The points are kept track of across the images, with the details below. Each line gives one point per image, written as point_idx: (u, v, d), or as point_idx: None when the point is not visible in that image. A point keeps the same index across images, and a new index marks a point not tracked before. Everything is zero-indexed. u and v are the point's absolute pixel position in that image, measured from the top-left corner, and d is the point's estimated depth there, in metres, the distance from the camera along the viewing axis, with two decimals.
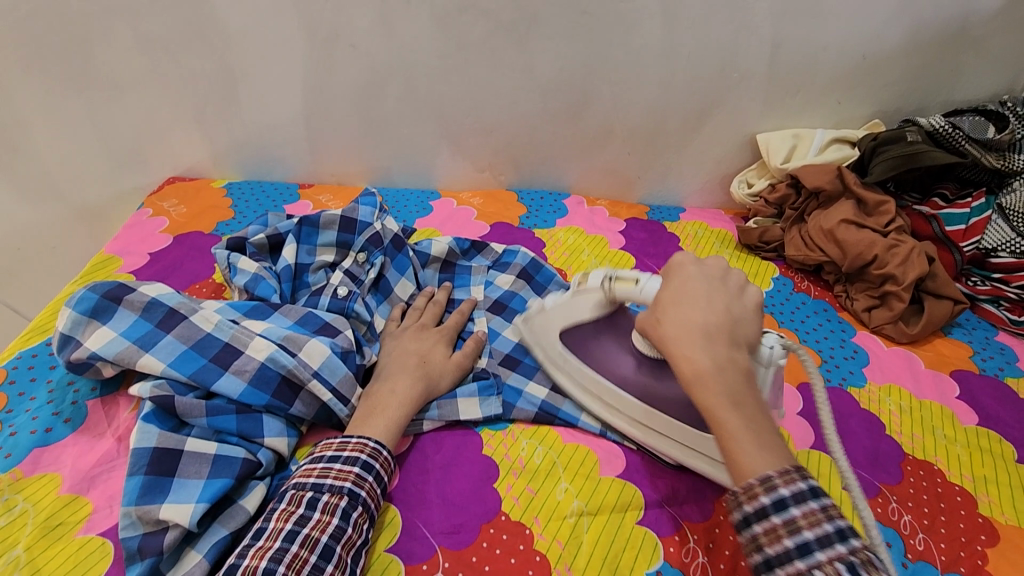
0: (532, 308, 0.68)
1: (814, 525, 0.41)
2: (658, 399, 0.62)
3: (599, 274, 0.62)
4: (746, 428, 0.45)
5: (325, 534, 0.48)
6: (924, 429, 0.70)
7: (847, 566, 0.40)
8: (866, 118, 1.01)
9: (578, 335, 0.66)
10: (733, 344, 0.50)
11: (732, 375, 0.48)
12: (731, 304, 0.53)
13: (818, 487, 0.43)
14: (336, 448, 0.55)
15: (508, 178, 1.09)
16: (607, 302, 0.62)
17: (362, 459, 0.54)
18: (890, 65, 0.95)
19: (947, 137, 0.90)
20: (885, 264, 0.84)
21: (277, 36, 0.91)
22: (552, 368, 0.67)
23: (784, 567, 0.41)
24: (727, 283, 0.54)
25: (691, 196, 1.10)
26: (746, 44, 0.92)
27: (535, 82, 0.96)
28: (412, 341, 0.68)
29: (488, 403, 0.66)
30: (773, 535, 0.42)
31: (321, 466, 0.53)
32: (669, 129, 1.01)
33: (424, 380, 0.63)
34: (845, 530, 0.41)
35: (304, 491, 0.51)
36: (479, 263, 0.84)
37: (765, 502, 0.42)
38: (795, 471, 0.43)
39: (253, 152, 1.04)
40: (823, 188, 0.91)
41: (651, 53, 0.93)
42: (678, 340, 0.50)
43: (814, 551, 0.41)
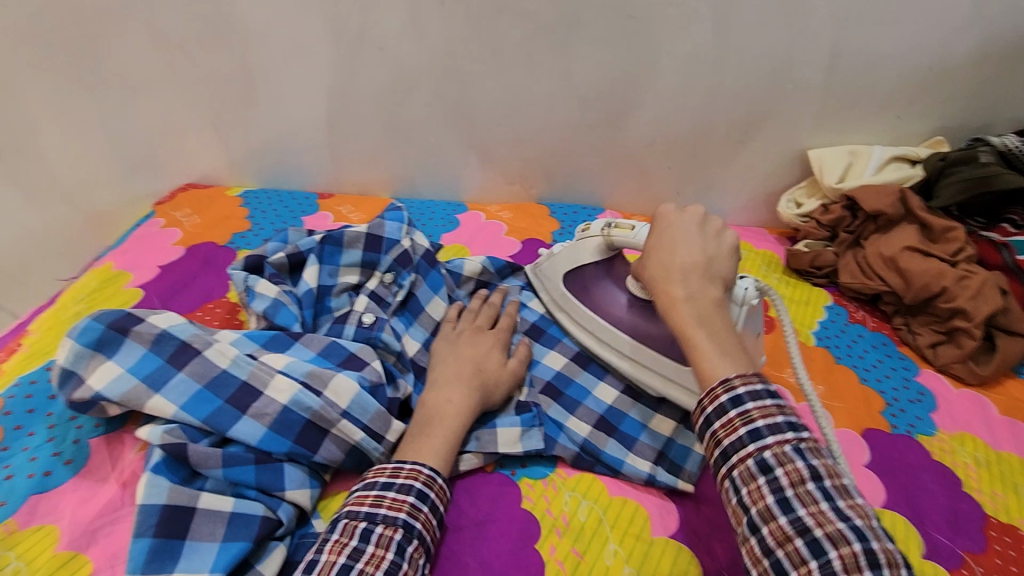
0: (543, 256, 0.78)
1: (768, 416, 0.43)
2: (646, 334, 0.66)
3: (599, 223, 0.71)
4: (717, 347, 0.47)
5: (380, 569, 0.43)
6: (1005, 486, 0.64)
7: (794, 448, 0.42)
8: (927, 134, 0.94)
9: (579, 279, 0.72)
10: (708, 280, 0.52)
11: (703, 302, 0.50)
12: (709, 245, 0.54)
13: (733, 381, 0.45)
14: (389, 475, 0.50)
15: (538, 191, 1.02)
16: (604, 248, 0.70)
17: (416, 488, 0.49)
18: (958, 78, 0.88)
19: (1021, 157, 0.83)
20: (955, 297, 0.77)
21: (299, 37, 0.85)
22: (557, 308, 0.74)
23: (737, 453, 0.43)
24: (708, 227, 0.56)
25: (733, 214, 1.03)
26: (804, 53, 0.85)
27: (572, 91, 0.90)
28: (466, 345, 0.65)
29: (529, 436, 0.61)
30: (730, 427, 0.44)
31: (373, 494, 0.48)
32: (713, 142, 0.95)
33: (456, 411, 0.56)
34: (797, 423, 0.43)
35: (356, 521, 0.46)
36: (512, 284, 0.80)
37: (723, 401, 0.44)
38: (755, 376, 0.45)
39: (271, 158, 0.99)
40: (883, 212, 0.84)
41: (700, 61, 0.86)
42: (654, 278, 0.53)
43: (764, 436, 0.43)
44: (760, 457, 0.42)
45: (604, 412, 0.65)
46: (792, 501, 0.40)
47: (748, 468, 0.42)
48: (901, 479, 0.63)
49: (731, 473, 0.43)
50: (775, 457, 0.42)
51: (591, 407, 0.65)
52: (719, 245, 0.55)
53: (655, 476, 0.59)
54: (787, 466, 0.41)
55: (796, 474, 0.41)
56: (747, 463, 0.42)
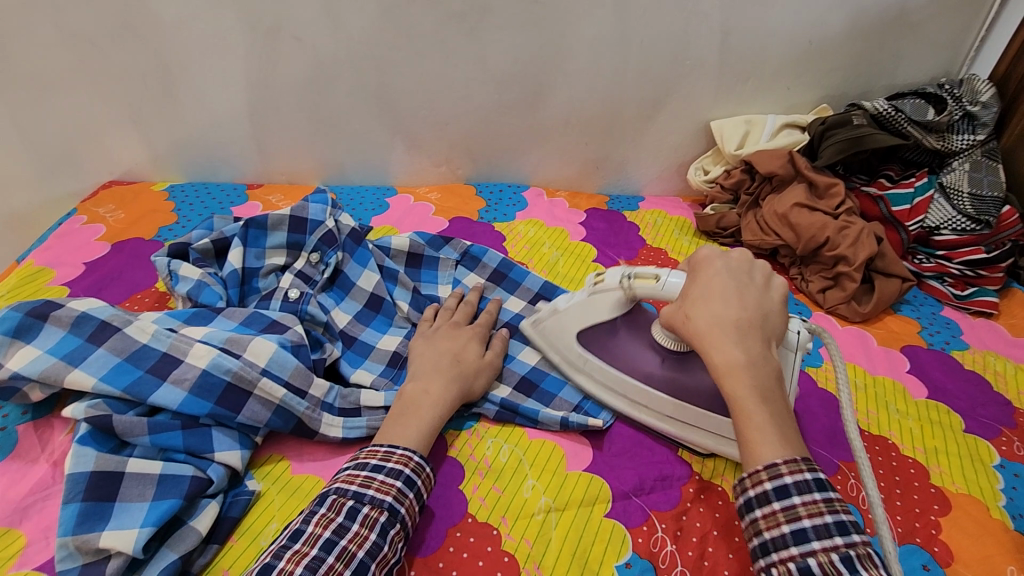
0: (541, 311, 0.69)
1: (815, 515, 0.44)
2: (689, 391, 0.62)
3: (615, 274, 0.64)
4: (772, 424, 0.48)
5: (362, 549, 0.46)
6: (879, 405, 0.72)
7: (841, 557, 0.42)
8: (815, 102, 1.03)
9: (596, 337, 0.66)
10: (762, 339, 0.52)
11: (762, 369, 0.50)
12: (762, 300, 0.55)
13: (780, 468, 0.46)
14: (380, 458, 0.52)
15: (465, 172, 1.07)
16: (624, 302, 0.64)
17: (404, 474, 0.52)
18: (836, 50, 0.97)
19: (890, 120, 0.93)
20: (838, 245, 0.86)
21: (215, 29, 0.86)
22: (571, 369, 0.68)
23: (779, 551, 0.44)
24: (756, 278, 0.57)
25: (650, 185, 1.11)
26: (698, 31, 0.92)
27: (488, 74, 0.94)
28: (445, 339, 0.66)
29: None
30: (772, 520, 0.45)
31: (364, 474, 0.51)
32: (625, 117, 1.01)
33: (431, 401, 0.58)
34: (846, 524, 0.44)
35: (344, 499, 0.49)
36: (447, 255, 0.81)
37: (767, 488, 0.46)
38: (801, 463, 0.46)
39: (196, 152, 0.99)
40: (775, 173, 0.93)
41: (604, 42, 0.92)
42: (702, 331, 0.53)
43: (810, 539, 0.44)
44: (803, 562, 0.43)
45: (526, 372, 0.70)
46: None
47: (789, 570, 0.43)
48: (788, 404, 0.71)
49: (769, 568, 0.44)
50: (820, 564, 0.42)
51: (514, 369, 0.70)
52: (769, 296, 0.56)
53: (568, 418, 0.64)
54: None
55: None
56: (788, 564, 0.43)
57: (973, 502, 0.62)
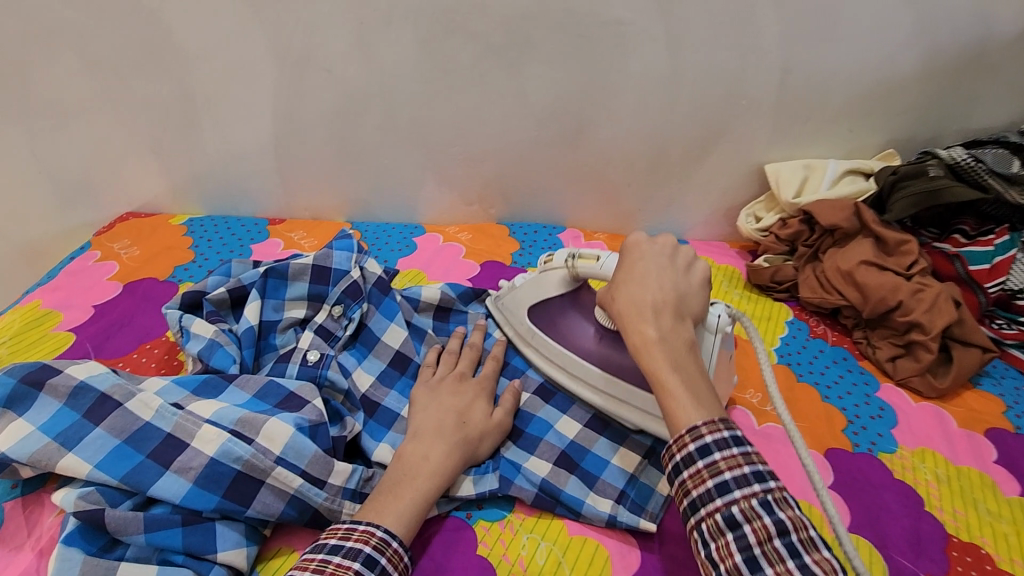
0: (504, 288, 0.73)
1: (734, 466, 0.41)
2: (620, 366, 0.62)
3: (562, 255, 0.66)
4: (688, 391, 0.45)
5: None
6: (966, 503, 0.63)
7: (761, 501, 0.40)
8: (879, 147, 0.95)
9: (545, 312, 0.68)
10: (681, 320, 0.50)
11: (676, 345, 0.47)
12: (681, 280, 0.52)
13: (700, 429, 0.43)
14: (339, 537, 0.46)
15: (498, 211, 1.01)
16: (570, 280, 0.65)
17: (364, 554, 0.45)
18: (905, 92, 0.89)
19: (968, 171, 0.85)
20: (911, 310, 0.77)
21: (240, 60, 0.82)
22: (522, 343, 0.70)
23: (706, 505, 0.41)
24: (677, 258, 0.54)
25: (694, 229, 1.03)
26: (755, 70, 0.86)
27: (527, 111, 0.88)
28: (450, 394, 0.61)
29: (483, 480, 0.58)
30: (698, 478, 0.42)
31: (318, 558, 0.44)
32: (672, 158, 0.94)
33: (429, 470, 0.53)
34: (764, 473, 0.42)
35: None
36: (477, 311, 0.77)
37: (691, 449, 0.43)
38: (721, 422, 0.43)
39: (217, 184, 0.95)
40: (839, 226, 0.85)
41: (653, 79, 0.86)
42: (626, 309, 0.50)
43: (731, 489, 0.41)
44: (728, 512, 0.40)
45: (567, 446, 0.62)
46: (759, 560, 0.38)
47: (716, 522, 0.41)
48: (864, 500, 0.63)
49: (700, 526, 0.42)
50: (742, 511, 0.40)
51: (552, 443, 0.62)
52: (693, 277, 0.54)
53: (616, 516, 0.56)
54: (753, 521, 0.39)
55: (763, 531, 0.39)
56: (715, 517, 0.41)
57: None
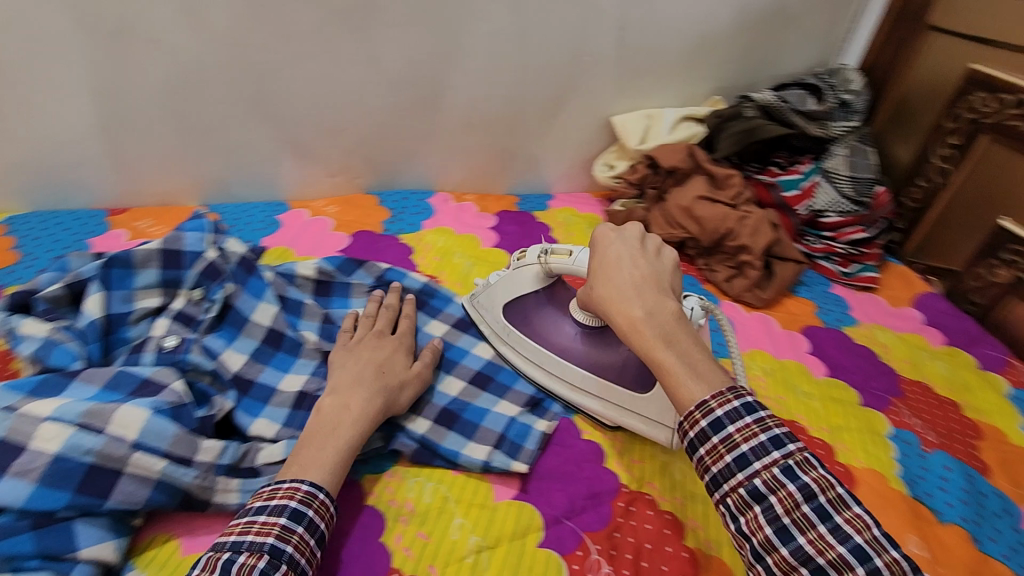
0: (479, 286, 0.75)
1: (750, 438, 0.43)
2: (600, 364, 0.65)
3: (535, 250, 0.68)
4: (682, 363, 0.47)
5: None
6: (786, 389, 0.76)
7: (782, 469, 0.42)
8: (707, 94, 1.06)
9: (522, 311, 0.70)
10: (662, 293, 0.51)
11: (664, 318, 0.49)
12: (653, 260, 0.54)
13: (710, 403, 0.45)
14: (264, 498, 0.47)
15: (365, 181, 1.00)
16: (545, 275, 0.68)
17: (290, 509, 0.46)
18: (724, 43, 1.00)
19: (777, 110, 0.97)
20: (739, 236, 0.89)
21: (45, 35, 0.73)
22: (498, 340, 0.72)
23: (729, 482, 0.43)
24: (645, 244, 0.55)
25: (558, 183, 1.09)
26: (594, 27, 0.91)
27: (381, 76, 0.88)
28: (367, 351, 0.62)
29: (365, 437, 0.60)
30: (716, 455, 0.44)
31: (243, 521, 0.45)
32: (530, 115, 0.99)
33: (354, 418, 0.55)
34: (782, 437, 0.43)
35: (220, 553, 0.43)
36: (360, 280, 0.77)
37: (703, 425, 0.44)
38: (729, 392, 0.45)
39: (38, 177, 0.85)
40: (677, 167, 0.95)
41: (502, 39, 0.89)
42: (608, 296, 0.51)
43: (751, 462, 0.43)
44: (752, 486, 0.42)
45: (446, 404, 0.65)
46: (790, 528, 0.40)
47: (742, 496, 0.43)
48: None
49: (725, 500, 0.44)
50: (765, 482, 0.42)
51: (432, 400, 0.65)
52: (666, 256, 0.55)
53: (490, 461, 0.60)
54: (779, 492, 0.41)
55: (789, 498, 0.41)
56: (739, 492, 0.43)
57: (875, 475, 0.66)
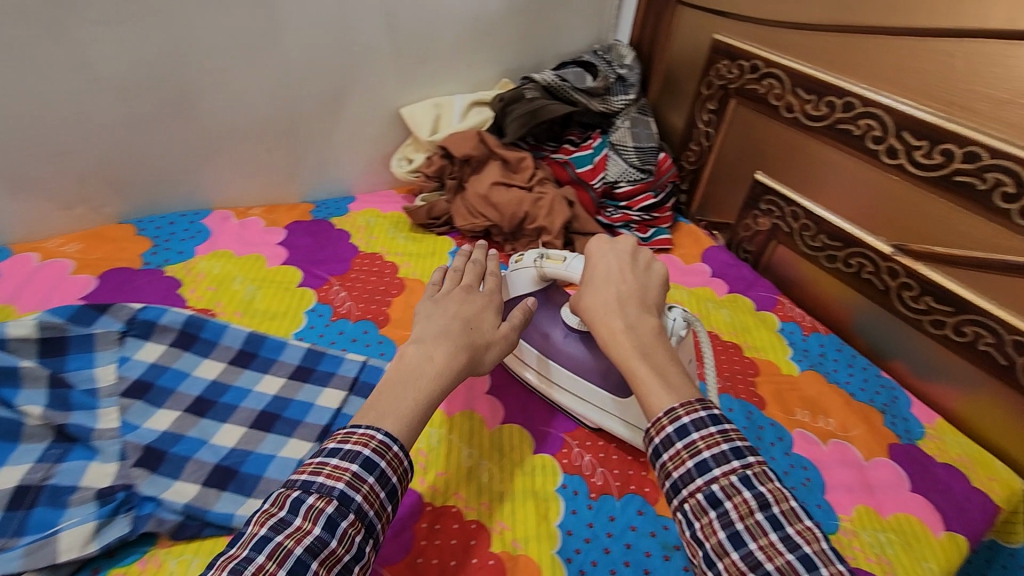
0: None
1: (712, 445, 0.44)
2: (586, 368, 0.66)
3: (531, 254, 0.68)
4: (654, 374, 0.50)
5: (301, 546, 0.39)
6: None
7: (739, 477, 0.42)
8: (496, 77, 1.05)
9: None
10: (642, 308, 0.56)
11: (643, 331, 0.54)
12: (640, 276, 0.60)
13: (678, 411, 0.47)
14: (339, 441, 0.45)
15: (117, 209, 0.85)
16: (540, 280, 0.68)
17: (362, 457, 0.44)
18: (501, 26, 0.99)
19: (559, 89, 0.98)
20: (537, 218, 0.89)
21: None
22: None
23: (687, 487, 0.44)
24: (634, 259, 0.61)
25: (358, 183, 1.02)
26: (356, 14, 0.85)
27: (103, 84, 0.75)
28: (457, 304, 0.59)
29: (107, 529, 0.51)
30: (678, 460, 0.45)
31: (318, 460, 0.44)
32: (307, 114, 0.90)
33: (436, 370, 0.51)
34: (742, 448, 0.44)
35: (290, 490, 0.42)
36: (106, 329, 0.64)
37: (669, 431, 0.46)
38: (697, 404, 0.47)
39: None
40: (470, 155, 0.92)
41: (251, 32, 0.79)
42: (595, 306, 0.57)
43: (712, 468, 0.44)
44: (709, 491, 0.43)
45: (219, 460, 0.58)
46: (743, 534, 0.40)
47: (698, 502, 0.43)
48: (516, 390, 0.72)
49: (683, 506, 0.44)
50: (722, 488, 0.42)
51: (202, 460, 0.57)
52: (646, 272, 0.61)
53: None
54: (734, 498, 0.42)
55: (744, 506, 0.41)
56: (696, 497, 0.43)
57: None
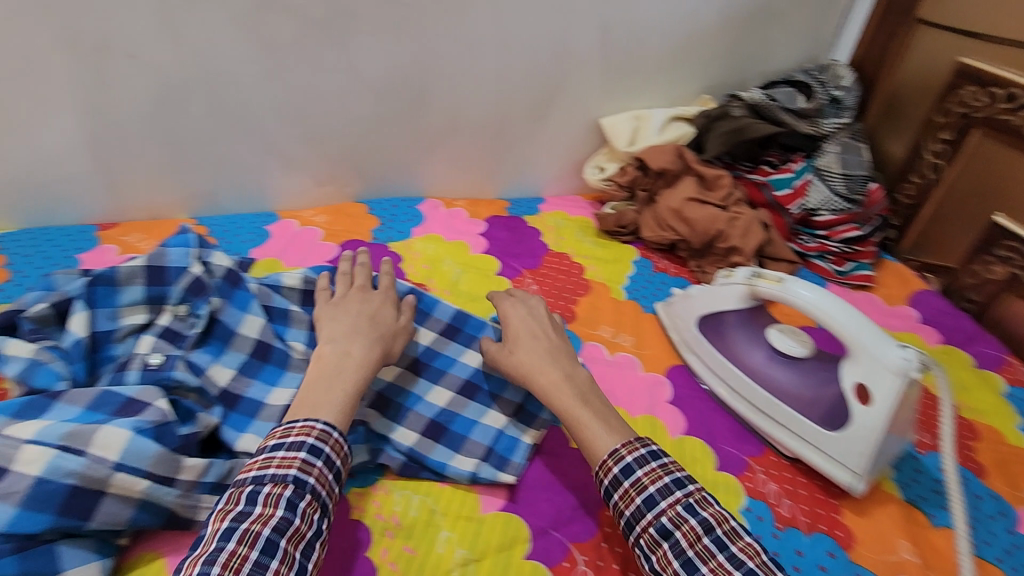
0: (677, 295, 0.80)
1: (656, 479, 0.51)
2: (787, 392, 0.67)
3: (743, 271, 0.70)
4: (597, 424, 0.57)
5: (267, 528, 0.45)
6: None
7: (684, 506, 0.50)
8: (696, 94, 1.05)
9: (716, 324, 0.74)
10: (531, 372, 0.61)
11: (579, 382, 0.61)
12: (546, 339, 0.65)
13: (620, 451, 0.54)
14: (279, 436, 0.51)
15: (355, 190, 0.99)
16: (749, 297, 0.70)
17: (308, 444, 0.50)
18: (710, 43, 0.99)
19: (766, 108, 0.97)
20: (730, 237, 0.89)
21: (25, 54, 0.73)
22: (685, 349, 0.77)
23: (640, 522, 0.50)
24: (544, 320, 0.68)
25: (549, 186, 1.09)
26: (577, 29, 0.91)
27: (365, 85, 0.87)
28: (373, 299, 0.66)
29: (354, 454, 0.59)
30: (627, 499, 0.51)
31: (263, 458, 0.50)
32: (517, 119, 0.98)
33: (355, 363, 0.58)
34: (682, 479, 0.52)
35: (243, 487, 0.48)
36: None
37: (616, 472, 0.53)
38: (637, 441, 0.55)
39: (27, 195, 0.85)
40: (666, 169, 0.94)
41: (485, 44, 0.88)
42: (520, 364, 0.62)
43: (659, 501, 0.50)
44: (659, 524, 0.49)
45: (434, 417, 0.64)
46: (694, 561, 0.47)
47: (652, 535, 0.50)
48: (698, 405, 0.71)
49: (639, 541, 0.50)
50: (670, 519, 0.49)
51: (421, 413, 0.64)
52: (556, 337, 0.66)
53: (478, 472, 0.60)
54: (682, 526, 0.49)
55: (692, 532, 0.48)
56: (649, 531, 0.50)
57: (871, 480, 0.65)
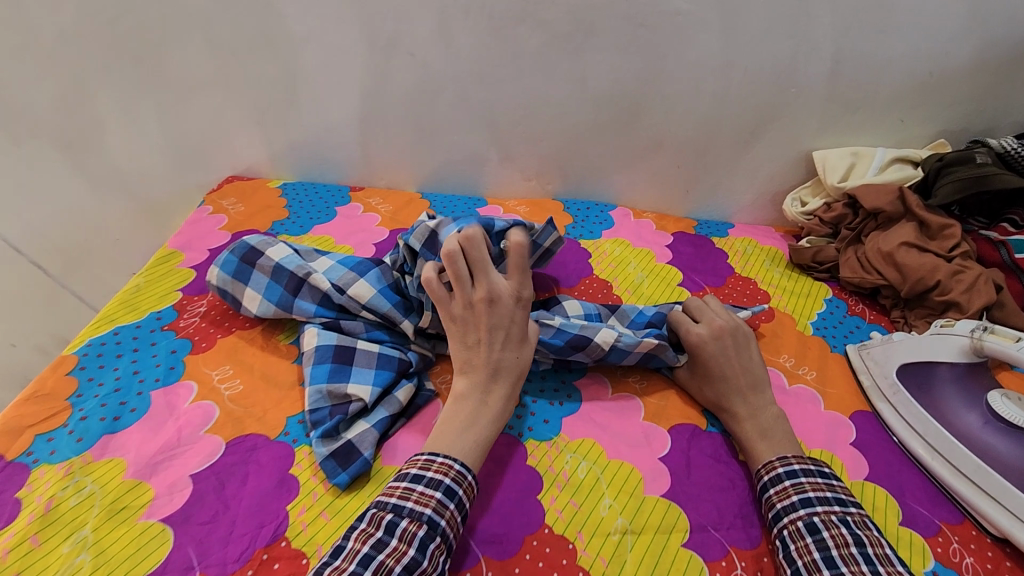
0: (875, 340, 0.76)
1: (818, 489, 0.55)
2: (1002, 462, 0.60)
3: (969, 325, 0.67)
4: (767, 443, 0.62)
5: (400, 564, 0.45)
6: None
7: (839, 518, 0.52)
8: (931, 137, 0.98)
9: (920, 376, 0.70)
10: (739, 398, 0.66)
11: (763, 420, 0.64)
12: (743, 371, 0.68)
13: (791, 460, 0.59)
14: (421, 468, 0.52)
15: (555, 188, 1.09)
16: (971, 352, 0.66)
17: (444, 484, 0.51)
18: (959, 84, 0.92)
19: (1018, 159, 0.87)
20: (949, 290, 0.80)
21: (338, 45, 0.93)
22: (876, 397, 0.72)
23: (789, 515, 0.54)
24: (739, 354, 0.69)
25: (741, 213, 1.09)
26: (808, 59, 0.90)
27: (588, 95, 0.96)
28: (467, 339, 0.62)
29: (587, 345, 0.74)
30: (784, 494, 0.56)
31: (404, 486, 0.51)
32: (723, 141, 1.00)
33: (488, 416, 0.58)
34: (846, 501, 0.54)
35: (384, 512, 0.49)
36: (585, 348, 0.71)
37: (779, 471, 0.58)
38: (810, 460, 0.59)
39: (309, 155, 1.07)
40: (882, 209, 0.89)
41: (707, 66, 0.92)
42: (714, 397, 0.67)
43: (814, 504, 0.54)
44: (808, 520, 0.53)
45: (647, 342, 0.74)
46: (834, 559, 0.49)
47: (797, 528, 0.53)
48: (886, 455, 0.66)
49: (782, 530, 0.54)
50: (822, 521, 0.52)
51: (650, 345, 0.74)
52: (754, 372, 0.68)
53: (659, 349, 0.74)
54: (831, 530, 0.51)
55: (840, 538, 0.50)
56: (796, 523, 0.53)
57: None
